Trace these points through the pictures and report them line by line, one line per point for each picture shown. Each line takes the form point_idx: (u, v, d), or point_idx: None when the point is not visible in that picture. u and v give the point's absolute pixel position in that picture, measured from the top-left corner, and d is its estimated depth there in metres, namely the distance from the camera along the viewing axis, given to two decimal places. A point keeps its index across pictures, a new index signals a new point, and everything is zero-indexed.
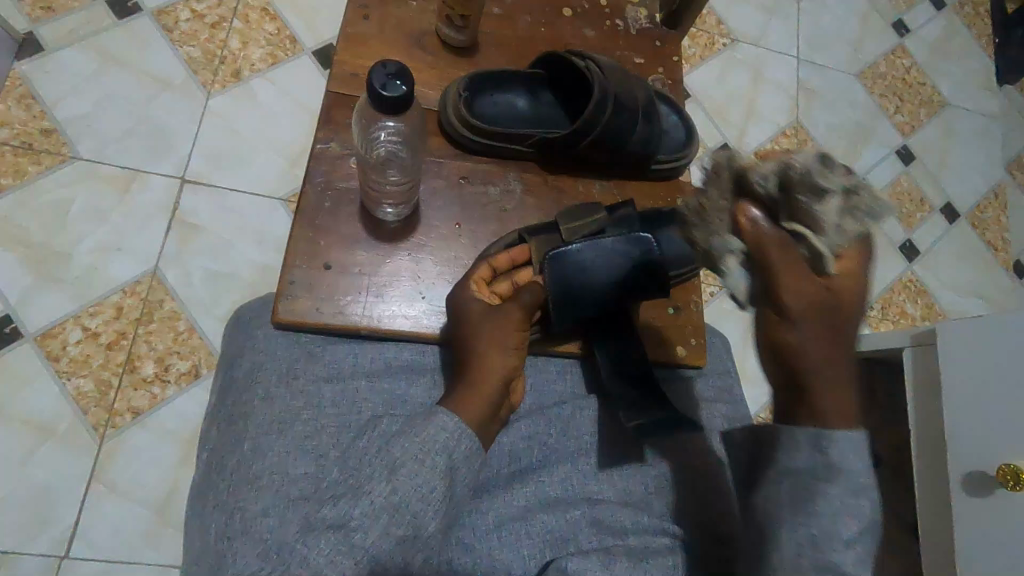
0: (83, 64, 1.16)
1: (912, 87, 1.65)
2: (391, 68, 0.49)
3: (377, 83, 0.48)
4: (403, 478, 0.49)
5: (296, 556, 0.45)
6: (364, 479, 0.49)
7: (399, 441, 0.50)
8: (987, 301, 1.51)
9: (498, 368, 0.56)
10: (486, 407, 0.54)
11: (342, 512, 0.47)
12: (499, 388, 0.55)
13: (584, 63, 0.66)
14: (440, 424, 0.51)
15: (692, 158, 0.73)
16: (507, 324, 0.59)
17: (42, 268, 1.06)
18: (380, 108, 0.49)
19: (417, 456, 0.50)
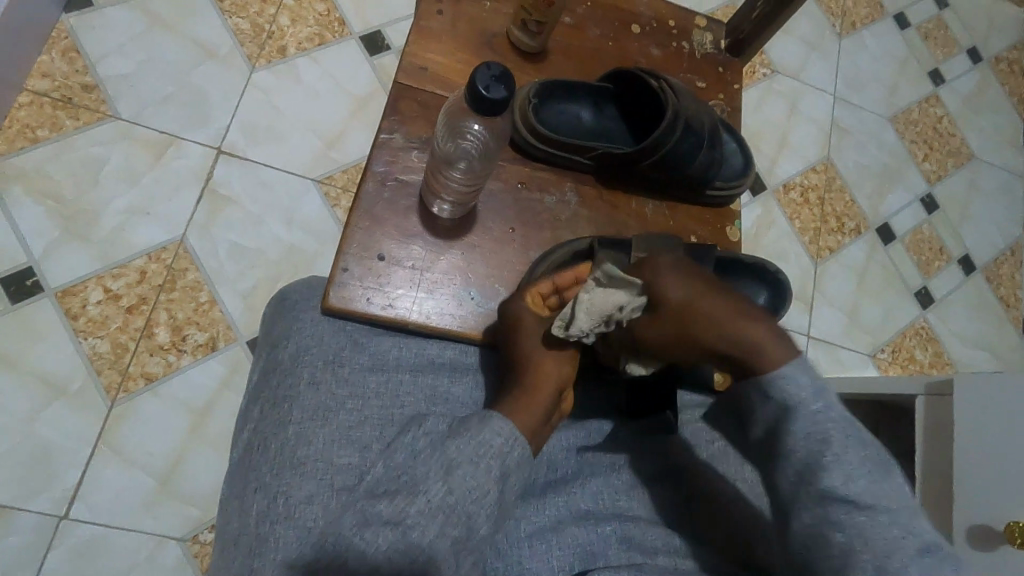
0: (130, 24, 1.15)
1: (941, 136, 1.67)
2: (495, 71, 0.49)
3: (480, 83, 0.48)
4: (457, 480, 0.49)
5: (353, 547, 0.46)
6: (419, 478, 0.49)
7: (453, 443, 0.51)
8: (995, 355, 1.53)
9: (553, 376, 0.58)
10: (541, 414, 0.55)
11: (399, 509, 0.47)
12: (554, 396, 0.57)
13: (657, 83, 0.66)
14: (495, 429, 0.52)
15: (746, 188, 0.74)
16: (564, 338, 0.62)
17: (69, 225, 1.05)
18: (476, 107, 0.49)
19: (472, 459, 0.50)
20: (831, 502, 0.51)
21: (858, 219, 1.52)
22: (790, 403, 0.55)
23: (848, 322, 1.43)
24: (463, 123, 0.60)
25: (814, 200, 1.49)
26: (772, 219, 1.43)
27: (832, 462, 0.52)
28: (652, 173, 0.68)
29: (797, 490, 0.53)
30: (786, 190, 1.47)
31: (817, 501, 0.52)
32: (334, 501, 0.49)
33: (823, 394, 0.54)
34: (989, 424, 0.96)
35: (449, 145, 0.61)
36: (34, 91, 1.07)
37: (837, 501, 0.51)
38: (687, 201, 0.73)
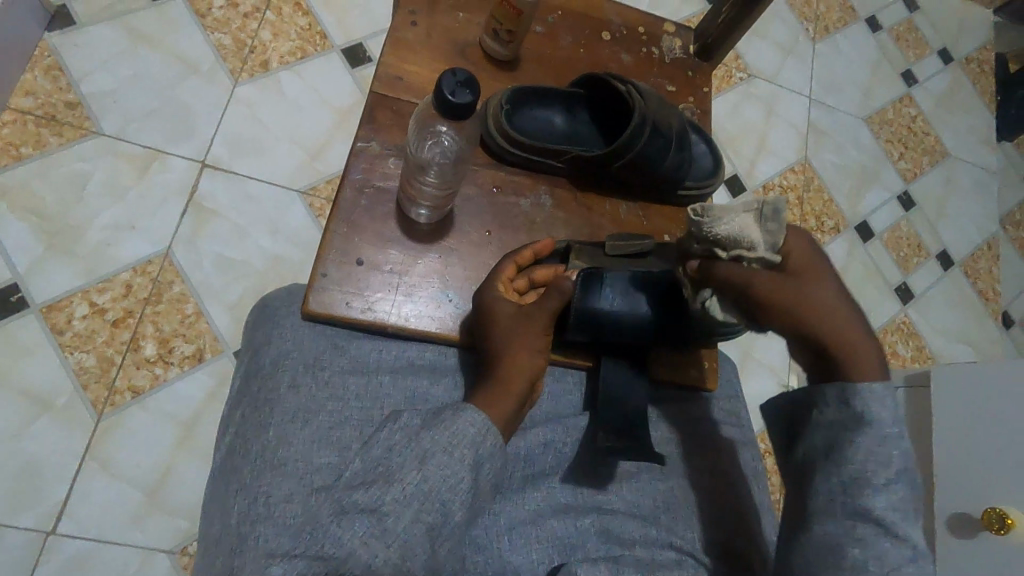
0: (113, 41, 1.16)
1: (916, 136, 1.70)
2: (460, 77, 0.51)
3: (446, 89, 0.50)
4: (432, 468, 0.51)
5: (330, 536, 0.46)
6: (394, 468, 0.50)
7: (428, 433, 0.53)
8: (975, 348, 1.55)
9: (526, 369, 0.59)
10: (513, 407, 0.57)
11: (375, 498, 0.48)
12: (525, 388, 0.58)
13: (625, 88, 0.68)
14: (469, 418, 0.54)
15: (717, 188, 0.76)
16: (535, 328, 0.62)
17: (54, 241, 1.05)
18: (444, 113, 0.51)
19: (446, 447, 0.52)
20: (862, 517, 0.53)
21: (837, 218, 1.55)
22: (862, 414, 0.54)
23: None
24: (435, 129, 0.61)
25: (793, 200, 1.52)
26: None
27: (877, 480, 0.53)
28: (623, 175, 0.70)
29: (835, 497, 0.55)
30: (765, 191, 1.50)
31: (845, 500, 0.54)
32: (310, 498, 0.50)
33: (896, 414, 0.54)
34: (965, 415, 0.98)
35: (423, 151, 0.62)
36: (17, 109, 1.08)
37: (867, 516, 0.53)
38: (659, 201, 0.75)
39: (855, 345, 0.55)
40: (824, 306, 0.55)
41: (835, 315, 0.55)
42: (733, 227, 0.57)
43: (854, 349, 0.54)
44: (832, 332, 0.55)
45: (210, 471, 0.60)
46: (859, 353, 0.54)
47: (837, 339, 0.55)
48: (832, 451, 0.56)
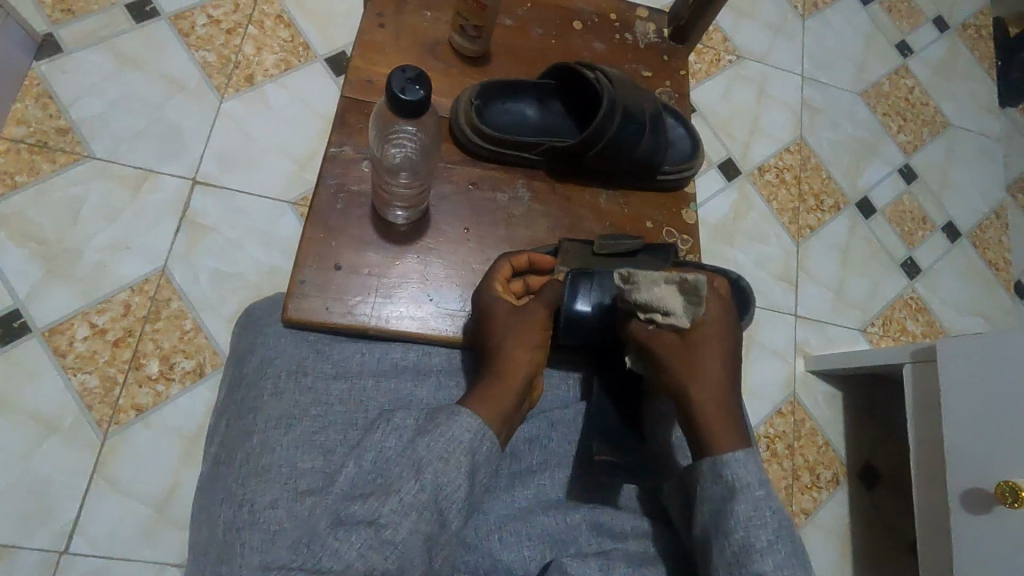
0: (100, 65, 1.18)
1: (914, 107, 1.67)
2: (410, 73, 0.50)
3: (396, 86, 0.50)
4: (430, 476, 0.50)
5: (326, 549, 0.46)
6: (392, 478, 0.50)
7: (424, 440, 0.52)
8: (988, 320, 1.52)
9: (523, 365, 0.59)
10: (509, 404, 0.56)
11: (372, 510, 0.48)
12: (523, 383, 0.58)
13: (594, 75, 0.67)
14: (464, 422, 0.53)
15: (697, 170, 0.75)
16: (532, 323, 0.62)
17: (53, 265, 1.07)
18: (398, 111, 0.50)
19: (443, 455, 0.52)
20: None
21: (837, 196, 1.52)
22: (733, 484, 0.56)
23: (835, 299, 1.43)
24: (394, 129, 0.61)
25: (790, 180, 1.49)
26: (749, 203, 1.44)
27: (766, 547, 0.53)
28: (599, 163, 0.69)
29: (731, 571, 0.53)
30: (761, 173, 1.48)
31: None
32: (301, 509, 0.50)
33: (762, 478, 0.56)
34: (975, 387, 0.96)
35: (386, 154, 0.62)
36: (10, 139, 1.10)
37: None
38: (639, 188, 0.74)
39: (716, 424, 0.59)
40: (708, 378, 0.60)
41: (711, 391, 0.60)
42: (650, 293, 0.61)
43: (717, 431, 0.59)
44: (706, 403, 0.60)
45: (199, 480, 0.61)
46: (716, 436, 0.58)
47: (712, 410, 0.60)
48: (717, 522, 0.55)
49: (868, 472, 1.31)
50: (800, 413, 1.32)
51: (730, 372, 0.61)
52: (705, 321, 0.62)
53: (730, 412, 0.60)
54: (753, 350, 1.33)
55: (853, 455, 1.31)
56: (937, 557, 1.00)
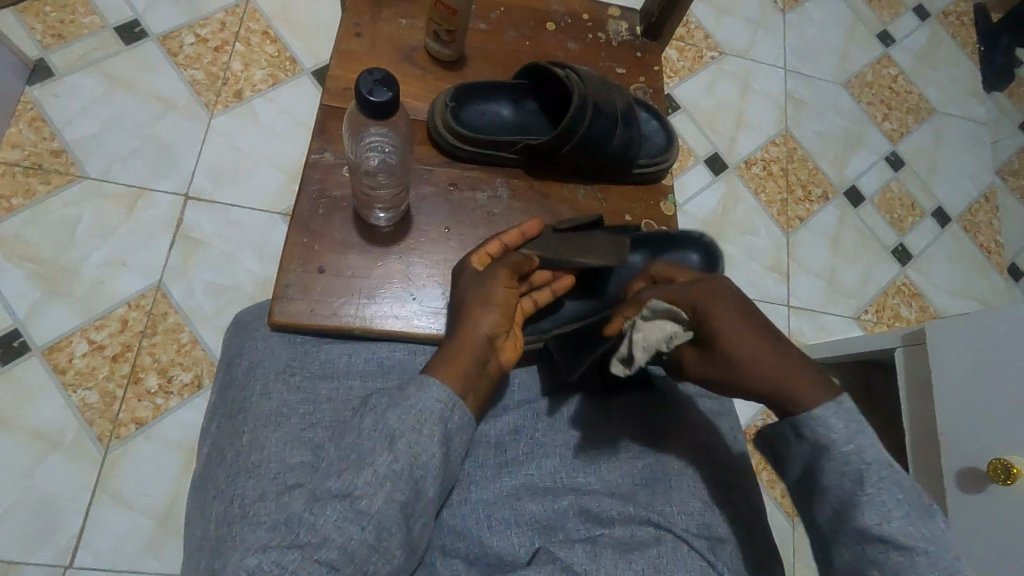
0: (92, 88, 1.20)
1: (899, 95, 1.68)
2: (377, 76, 0.52)
3: (365, 89, 0.51)
4: (402, 448, 0.52)
5: (305, 524, 0.48)
6: (366, 453, 0.52)
7: (394, 413, 0.54)
8: (982, 303, 1.52)
9: (479, 334, 0.60)
10: (468, 369, 0.58)
11: (347, 484, 0.50)
12: (479, 349, 0.59)
13: (565, 72, 0.69)
14: (432, 393, 0.55)
15: (672, 162, 0.76)
16: (495, 287, 0.62)
17: (51, 284, 1.09)
18: (368, 113, 0.52)
19: (414, 427, 0.53)
20: (871, 541, 0.53)
21: (825, 185, 1.53)
22: (822, 444, 0.56)
23: (827, 288, 1.44)
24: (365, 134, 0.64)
25: (777, 171, 1.51)
26: (737, 196, 1.45)
27: (869, 501, 0.54)
28: (574, 158, 0.71)
29: (837, 529, 0.56)
30: (747, 166, 1.49)
31: (856, 538, 0.54)
32: (283, 495, 0.51)
33: (852, 433, 0.56)
34: (969, 367, 0.96)
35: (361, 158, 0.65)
36: (6, 163, 1.13)
37: (878, 541, 0.53)
38: (616, 182, 0.76)
39: (791, 384, 0.58)
40: (749, 364, 0.58)
41: (760, 368, 0.58)
42: (642, 347, 0.62)
43: (794, 388, 0.58)
44: (767, 381, 0.58)
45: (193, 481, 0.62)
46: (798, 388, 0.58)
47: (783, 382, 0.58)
48: (812, 481, 0.58)
49: None
50: None
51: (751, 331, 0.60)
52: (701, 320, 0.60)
53: (784, 354, 0.59)
54: None
55: None
56: None
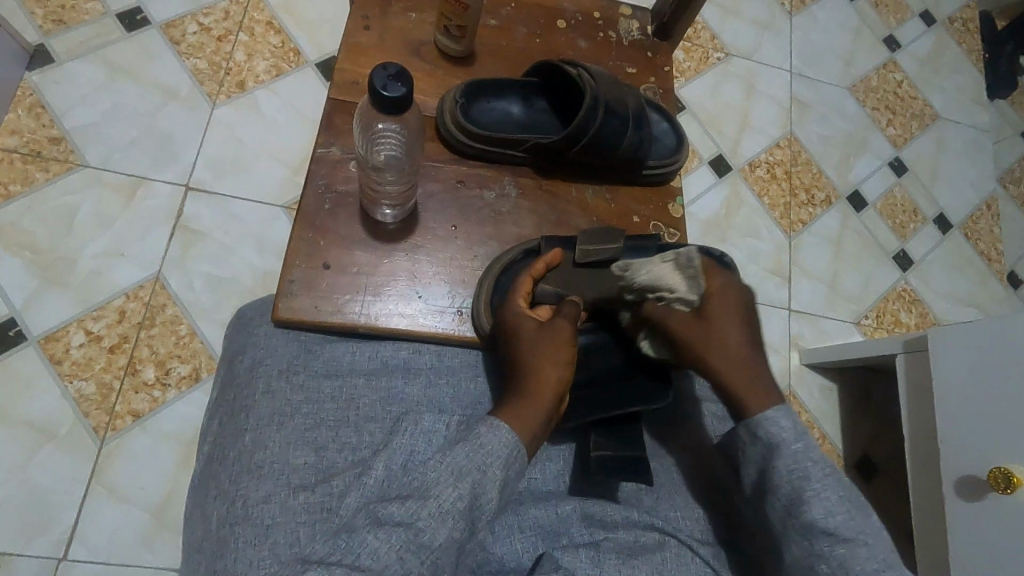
0: (92, 75, 1.19)
1: (903, 101, 1.68)
2: (391, 70, 0.51)
3: (378, 84, 0.50)
4: (468, 484, 0.52)
5: (365, 548, 0.47)
6: (430, 484, 0.51)
7: (461, 449, 0.53)
8: (982, 311, 1.52)
9: (551, 384, 0.59)
10: (539, 423, 0.57)
11: (411, 512, 0.49)
12: (550, 402, 0.58)
13: (576, 71, 0.68)
14: (501, 438, 0.54)
15: (683, 164, 0.76)
16: (558, 339, 0.61)
17: (48, 273, 1.08)
18: (380, 108, 0.51)
19: (480, 464, 0.53)
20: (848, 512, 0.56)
21: (828, 189, 1.53)
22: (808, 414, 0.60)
23: (828, 292, 1.44)
24: (378, 127, 0.64)
25: (781, 175, 1.50)
26: (741, 198, 1.45)
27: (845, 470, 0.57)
28: (584, 159, 0.70)
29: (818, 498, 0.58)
30: (751, 168, 1.48)
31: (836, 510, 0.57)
32: (292, 500, 0.51)
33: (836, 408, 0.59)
34: (975, 376, 0.95)
35: (371, 153, 0.64)
36: (4, 149, 1.11)
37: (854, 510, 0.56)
38: (626, 183, 0.75)
39: (755, 389, 0.61)
40: (727, 348, 0.62)
41: (735, 361, 0.62)
42: (648, 273, 0.66)
43: (756, 392, 0.61)
44: (733, 372, 0.62)
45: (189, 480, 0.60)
46: (757, 398, 0.61)
47: (743, 380, 0.61)
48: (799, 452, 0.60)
49: (864, 464, 1.31)
50: (796, 406, 1.32)
51: (746, 335, 0.64)
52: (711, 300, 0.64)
53: (763, 365, 0.63)
54: None
55: (851, 448, 1.31)
56: (933, 545, 1.01)
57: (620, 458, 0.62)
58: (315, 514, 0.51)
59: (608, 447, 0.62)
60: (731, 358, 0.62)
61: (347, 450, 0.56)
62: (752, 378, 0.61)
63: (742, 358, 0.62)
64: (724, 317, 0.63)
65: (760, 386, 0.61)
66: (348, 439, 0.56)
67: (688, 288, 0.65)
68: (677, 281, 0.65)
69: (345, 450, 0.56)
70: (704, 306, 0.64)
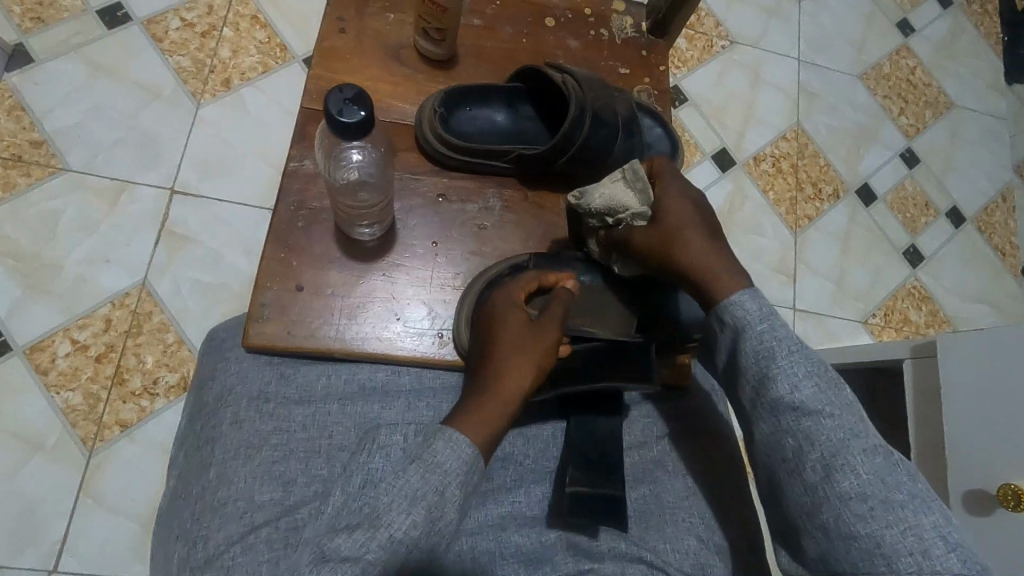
0: (72, 75, 1.15)
1: (917, 89, 1.61)
2: (348, 93, 0.47)
3: (335, 109, 0.47)
4: (422, 511, 0.49)
5: None
6: (382, 510, 0.48)
7: (412, 470, 0.50)
8: (994, 307, 1.47)
9: (513, 391, 0.56)
10: (493, 435, 0.54)
11: (359, 545, 0.46)
12: (516, 409, 0.56)
13: (560, 77, 0.64)
14: (459, 454, 0.52)
15: (678, 172, 0.72)
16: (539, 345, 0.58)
17: (32, 281, 1.06)
18: (339, 135, 0.47)
19: (437, 487, 0.50)
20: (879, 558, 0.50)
21: (836, 183, 1.48)
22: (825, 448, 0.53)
23: (835, 291, 1.39)
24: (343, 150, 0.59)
25: (786, 168, 1.45)
26: (744, 194, 1.40)
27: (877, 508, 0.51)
28: (572, 170, 0.67)
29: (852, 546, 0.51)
30: (756, 162, 1.43)
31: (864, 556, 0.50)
32: (253, 539, 0.48)
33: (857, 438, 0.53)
34: (989, 388, 0.90)
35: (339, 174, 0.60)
36: None
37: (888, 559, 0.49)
38: None
39: (718, 273, 0.61)
40: (691, 249, 0.62)
41: (696, 250, 0.62)
42: (601, 197, 0.64)
43: (717, 280, 0.60)
44: (703, 268, 0.61)
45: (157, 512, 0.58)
46: (723, 282, 0.60)
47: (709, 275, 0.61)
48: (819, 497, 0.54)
49: None
50: None
51: (702, 226, 0.63)
52: (664, 199, 0.64)
53: (724, 255, 0.62)
54: None
55: None
56: None
57: (598, 494, 0.58)
58: (280, 551, 0.48)
59: (586, 481, 0.58)
60: (697, 258, 0.62)
61: (317, 482, 0.53)
62: (719, 272, 0.61)
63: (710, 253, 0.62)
64: (676, 213, 0.63)
65: (730, 276, 0.61)
66: (320, 471, 0.54)
67: (642, 201, 0.63)
68: (628, 194, 0.64)
69: (315, 482, 0.53)
70: (660, 214, 0.63)
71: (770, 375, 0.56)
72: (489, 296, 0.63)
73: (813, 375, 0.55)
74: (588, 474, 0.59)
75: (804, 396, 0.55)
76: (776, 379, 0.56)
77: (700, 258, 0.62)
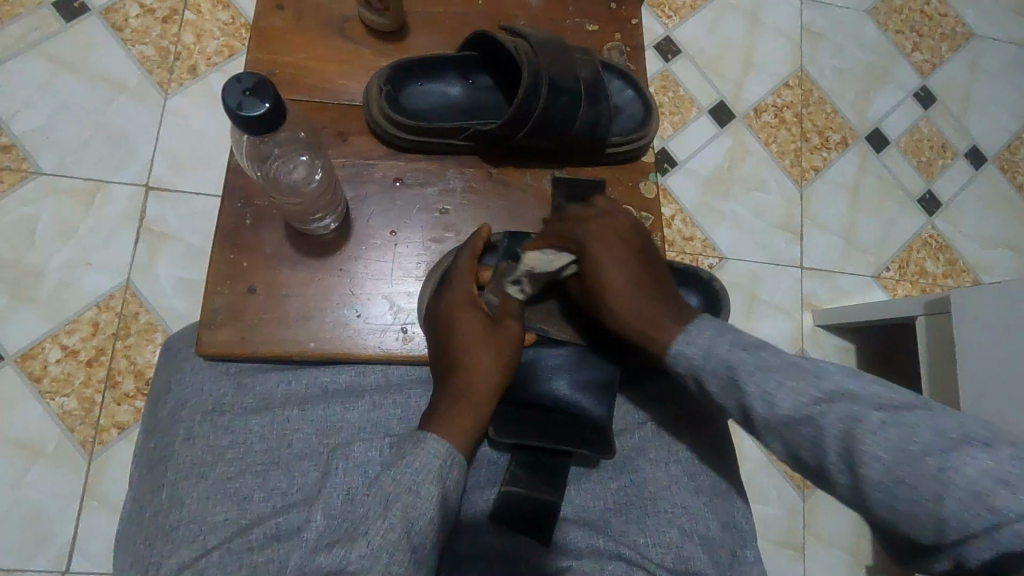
0: (35, 73, 1.12)
1: (931, 20, 1.49)
2: (247, 84, 0.48)
3: (234, 102, 0.47)
4: (399, 513, 0.48)
5: None
6: (359, 521, 0.48)
7: (389, 474, 0.50)
8: (1018, 252, 1.39)
9: (486, 386, 0.57)
10: (473, 433, 0.55)
11: (338, 559, 0.46)
12: (490, 404, 0.57)
13: (513, 45, 0.64)
14: (431, 451, 0.52)
15: (651, 137, 0.71)
16: (502, 343, 0.60)
17: (17, 290, 1.05)
18: (245, 128, 0.48)
19: (409, 488, 0.49)
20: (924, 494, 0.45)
21: (844, 130, 1.39)
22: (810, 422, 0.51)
23: (845, 245, 1.32)
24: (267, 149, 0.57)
25: (791, 118, 1.37)
26: (745, 148, 1.33)
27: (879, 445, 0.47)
28: (532, 144, 0.67)
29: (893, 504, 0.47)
30: (757, 114, 1.35)
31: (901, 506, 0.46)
32: (202, 565, 0.49)
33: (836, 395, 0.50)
34: None
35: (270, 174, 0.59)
36: None
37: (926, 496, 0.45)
38: (585, 163, 0.72)
39: (650, 333, 0.59)
40: (618, 298, 0.62)
41: (622, 309, 0.61)
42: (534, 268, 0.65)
43: (647, 334, 0.60)
44: (628, 324, 0.61)
45: (118, 530, 0.58)
46: (658, 341, 0.59)
47: (634, 323, 0.60)
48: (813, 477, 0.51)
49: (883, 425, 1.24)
50: None
51: (634, 280, 0.62)
52: (589, 256, 0.64)
53: (654, 307, 0.60)
54: (755, 309, 1.25)
55: None
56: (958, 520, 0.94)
57: (534, 499, 0.57)
58: (234, 572, 0.49)
59: (526, 484, 0.58)
60: (635, 308, 0.61)
61: (275, 496, 0.53)
62: (652, 317, 0.60)
63: (644, 299, 0.61)
64: (602, 272, 0.63)
65: (655, 316, 0.60)
66: (279, 484, 0.54)
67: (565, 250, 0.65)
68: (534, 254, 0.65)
69: (274, 496, 0.53)
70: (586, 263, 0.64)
71: (771, 397, 0.52)
72: (440, 295, 0.63)
73: (782, 382, 0.52)
74: (533, 476, 0.59)
75: (791, 408, 0.51)
76: (776, 386, 0.52)
77: (640, 303, 0.61)
